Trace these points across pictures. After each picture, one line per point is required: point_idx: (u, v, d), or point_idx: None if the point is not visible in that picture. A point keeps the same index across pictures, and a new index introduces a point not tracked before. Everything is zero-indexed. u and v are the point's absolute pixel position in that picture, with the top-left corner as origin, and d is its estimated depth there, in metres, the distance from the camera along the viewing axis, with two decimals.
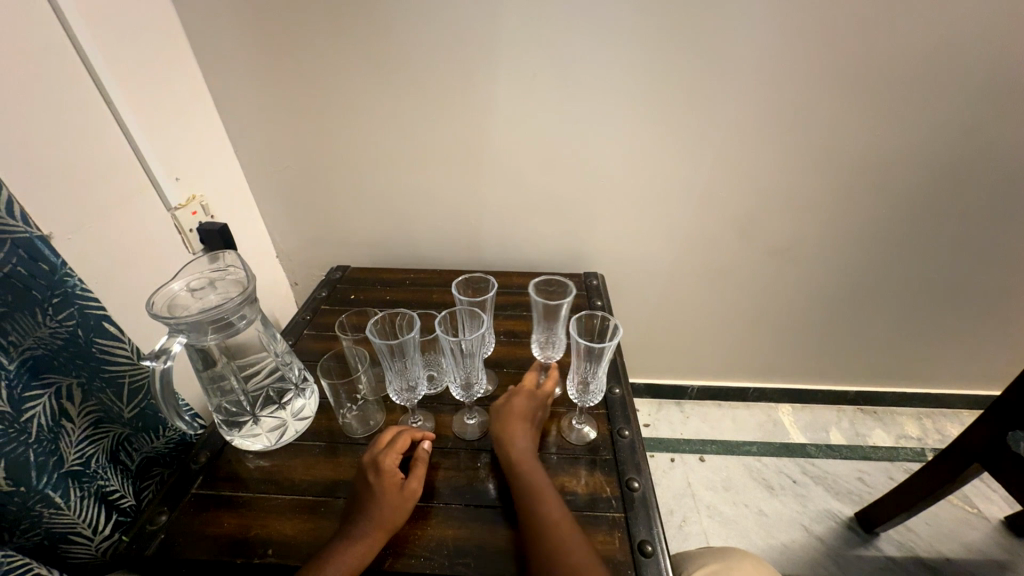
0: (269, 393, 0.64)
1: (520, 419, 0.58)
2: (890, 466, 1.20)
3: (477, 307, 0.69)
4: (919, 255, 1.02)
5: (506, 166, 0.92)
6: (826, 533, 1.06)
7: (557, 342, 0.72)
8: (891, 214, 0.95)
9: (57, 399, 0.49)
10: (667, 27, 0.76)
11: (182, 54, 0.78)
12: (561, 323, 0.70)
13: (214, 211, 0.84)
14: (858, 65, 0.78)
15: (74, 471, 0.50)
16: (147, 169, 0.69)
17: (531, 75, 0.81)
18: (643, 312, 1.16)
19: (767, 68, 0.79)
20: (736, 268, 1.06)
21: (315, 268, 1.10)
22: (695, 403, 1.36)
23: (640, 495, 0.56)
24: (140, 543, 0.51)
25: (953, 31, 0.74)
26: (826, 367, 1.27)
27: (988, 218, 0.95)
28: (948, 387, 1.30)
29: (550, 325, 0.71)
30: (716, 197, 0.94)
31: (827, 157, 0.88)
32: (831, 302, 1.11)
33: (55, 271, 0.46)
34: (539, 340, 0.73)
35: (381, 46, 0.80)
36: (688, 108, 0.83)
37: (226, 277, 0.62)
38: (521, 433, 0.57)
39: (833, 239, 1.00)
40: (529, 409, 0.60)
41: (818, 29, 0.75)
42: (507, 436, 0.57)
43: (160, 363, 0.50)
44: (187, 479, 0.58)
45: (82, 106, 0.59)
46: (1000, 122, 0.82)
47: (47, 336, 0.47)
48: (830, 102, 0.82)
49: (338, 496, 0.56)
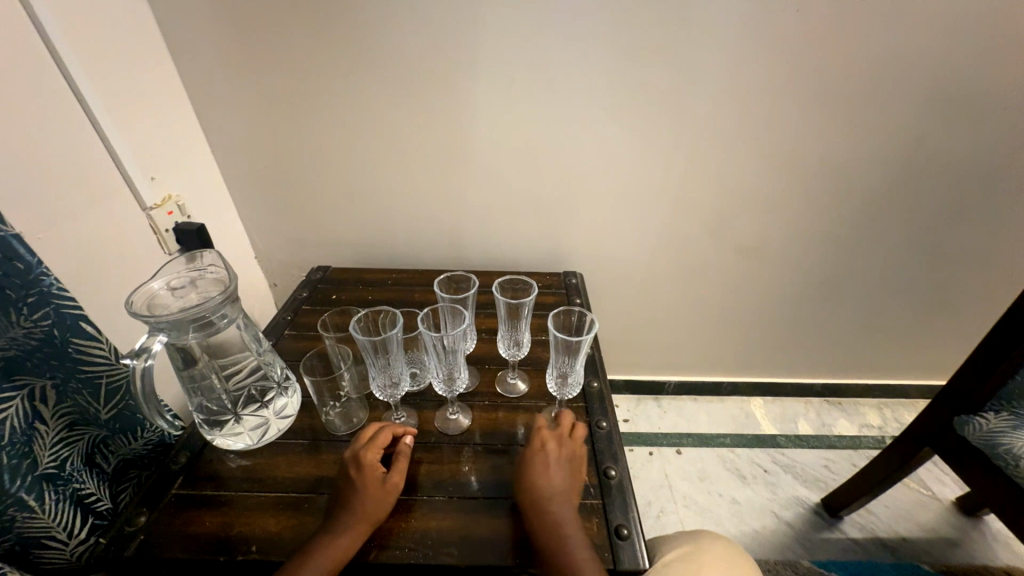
0: (251, 391, 0.64)
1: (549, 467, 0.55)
2: (853, 453, 1.27)
3: (458, 304, 0.71)
4: (875, 254, 1.08)
5: (487, 167, 0.94)
6: (795, 519, 1.11)
7: (523, 341, 0.72)
8: (850, 215, 1.01)
9: (30, 401, 0.48)
10: (639, 36, 0.79)
11: (158, 52, 0.77)
12: (525, 320, 0.71)
13: (191, 211, 0.83)
14: (816, 75, 0.83)
15: (48, 473, 0.49)
16: (122, 168, 0.68)
17: (510, 79, 0.83)
18: (621, 310, 1.19)
19: (733, 76, 0.83)
20: (708, 267, 1.10)
21: (295, 268, 1.09)
22: (672, 398, 1.40)
23: (617, 482, 0.59)
24: (119, 544, 0.51)
25: (900, 44, 0.80)
26: (793, 361, 1.33)
27: (935, 218, 1.02)
28: (904, 378, 1.38)
29: (515, 323, 0.71)
30: (688, 199, 0.99)
31: (789, 161, 0.93)
32: (797, 298, 1.17)
33: (30, 270, 0.45)
34: (506, 340, 0.72)
35: (361, 48, 0.80)
36: (661, 113, 0.87)
37: (206, 275, 0.62)
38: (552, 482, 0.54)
39: (797, 238, 1.05)
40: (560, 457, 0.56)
41: (779, 41, 0.80)
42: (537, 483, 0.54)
43: (140, 361, 0.50)
44: (166, 480, 0.58)
45: (53, 103, 0.58)
46: (943, 129, 0.89)
47: (21, 336, 0.46)
48: (791, 110, 0.87)
49: (321, 492, 0.57)
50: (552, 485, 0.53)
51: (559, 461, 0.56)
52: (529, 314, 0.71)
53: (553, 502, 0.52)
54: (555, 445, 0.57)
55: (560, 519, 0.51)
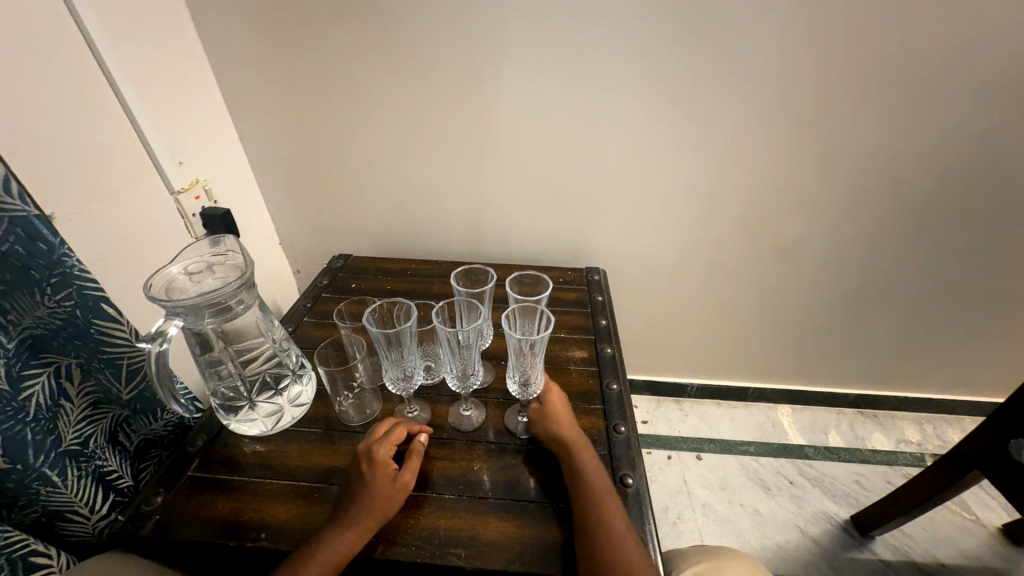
0: (265, 379, 0.63)
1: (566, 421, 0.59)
2: (888, 470, 1.19)
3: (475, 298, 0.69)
4: (926, 260, 1.00)
5: (511, 157, 0.91)
6: (821, 535, 1.05)
7: (534, 381, 0.60)
8: (899, 217, 0.94)
9: (55, 379, 0.50)
10: (679, 18, 0.74)
11: (186, 35, 0.77)
12: (535, 359, 0.58)
13: (217, 196, 0.84)
14: (874, 62, 0.76)
15: (71, 450, 0.51)
16: (150, 154, 0.69)
17: (537, 68, 0.80)
18: (644, 308, 1.15)
19: (780, 64, 0.77)
20: (741, 267, 1.05)
21: (317, 256, 1.10)
22: (694, 402, 1.35)
23: (633, 492, 0.56)
24: (135, 523, 0.52)
25: (972, 30, 0.72)
26: (827, 370, 1.26)
27: (997, 224, 0.93)
28: (950, 393, 1.29)
29: (524, 363, 0.59)
30: (722, 195, 0.93)
31: (837, 157, 0.87)
32: (835, 302, 1.10)
33: (53, 251, 0.46)
34: (513, 378, 0.61)
35: (384, 30, 0.78)
36: (699, 103, 0.82)
37: (225, 261, 0.63)
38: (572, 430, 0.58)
39: (838, 240, 0.98)
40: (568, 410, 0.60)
41: (833, 24, 0.73)
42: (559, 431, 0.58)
43: (155, 345, 0.50)
44: (184, 462, 0.59)
45: (83, 86, 0.58)
46: (1016, 126, 0.80)
47: (45, 316, 0.47)
48: (841, 101, 0.80)
49: (332, 483, 0.56)
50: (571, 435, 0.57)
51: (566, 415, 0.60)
52: (541, 352, 0.58)
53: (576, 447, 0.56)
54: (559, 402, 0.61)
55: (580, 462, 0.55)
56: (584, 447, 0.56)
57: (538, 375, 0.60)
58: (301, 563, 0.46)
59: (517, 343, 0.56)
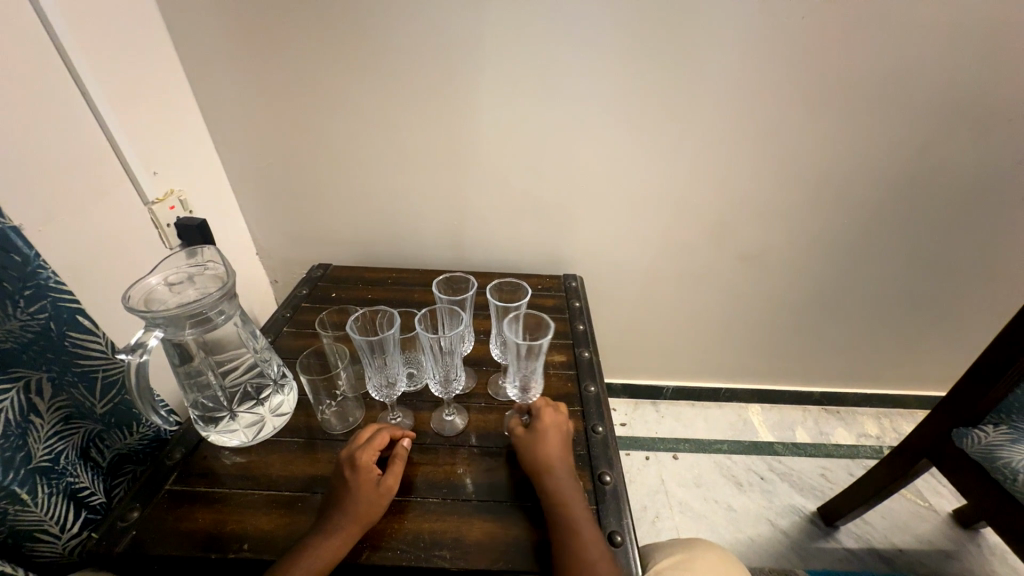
0: (247, 388, 0.64)
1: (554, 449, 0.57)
2: (850, 463, 1.26)
3: (456, 305, 0.70)
4: (876, 264, 1.08)
5: (490, 168, 0.93)
6: (790, 527, 1.11)
7: (534, 385, 0.65)
8: (851, 224, 1.01)
9: (25, 394, 0.48)
10: (646, 38, 0.79)
11: (161, 45, 0.77)
12: (536, 366, 0.63)
13: (192, 206, 0.83)
14: (822, 82, 0.83)
15: (41, 467, 0.49)
16: (125, 164, 0.68)
17: (514, 83, 0.83)
18: (620, 313, 1.19)
19: (738, 83, 0.83)
20: (709, 272, 1.10)
21: (295, 266, 1.09)
22: (670, 403, 1.40)
23: (611, 489, 0.58)
24: (111, 540, 0.51)
25: (905, 55, 0.80)
26: (792, 369, 1.33)
27: (936, 230, 1.02)
28: (903, 388, 1.38)
29: (525, 369, 0.63)
30: (690, 204, 0.98)
31: (793, 169, 0.93)
32: (797, 305, 1.16)
33: (27, 263, 0.45)
34: (513, 384, 0.66)
35: (364, 44, 0.80)
36: (666, 117, 0.87)
37: (205, 271, 0.62)
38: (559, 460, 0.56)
39: (798, 246, 1.05)
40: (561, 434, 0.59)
41: (784, 48, 0.80)
42: (546, 458, 0.56)
43: (135, 357, 0.50)
44: (160, 476, 0.58)
45: (57, 95, 0.58)
46: (946, 141, 0.89)
47: (17, 329, 0.46)
48: (795, 118, 0.87)
49: (314, 492, 0.56)
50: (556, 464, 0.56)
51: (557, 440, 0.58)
52: (542, 360, 0.62)
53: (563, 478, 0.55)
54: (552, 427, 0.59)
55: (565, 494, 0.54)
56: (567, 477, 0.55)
57: (537, 378, 0.64)
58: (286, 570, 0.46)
59: (519, 352, 0.60)
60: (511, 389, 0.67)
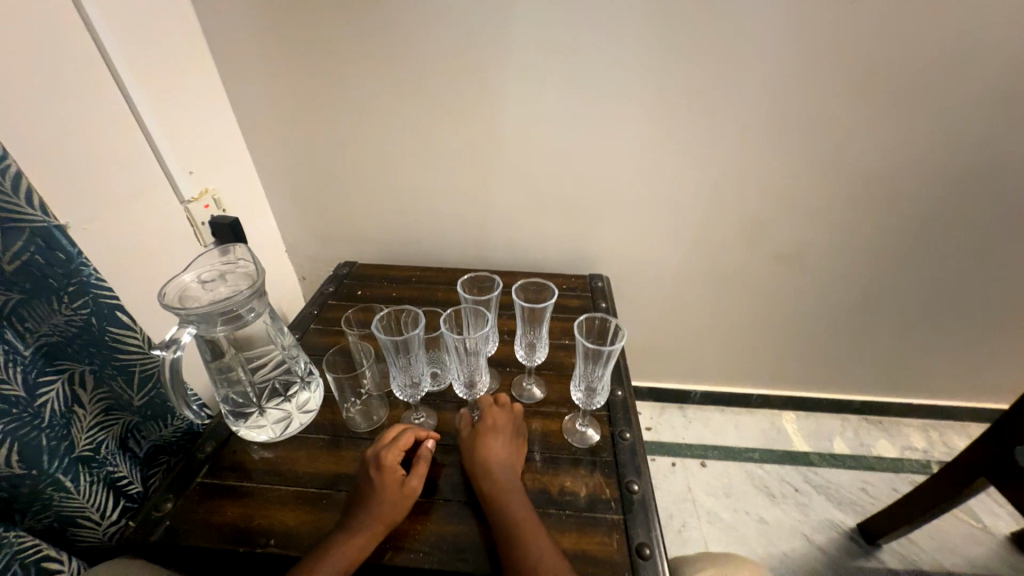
0: (275, 385, 0.64)
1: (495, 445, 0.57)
2: (894, 477, 1.19)
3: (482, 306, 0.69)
4: (927, 267, 1.01)
5: (515, 166, 0.92)
6: (827, 543, 1.05)
7: (599, 389, 0.62)
8: (900, 223, 0.94)
9: (69, 385, 0.50)
10: (678, 29, 0.76)
11: (196, 48, 0.79)
12: (602, 370, 0.59)
13: (225, 205, 0.85)
14: (871, 71, 0.77)
15: (84, 456, 0.51)
16: (162, 164, 0.70)
17: (541, 78, 0.82)
18: (647, 315, 1.15)
19: (778, 74, 0.79)
20: (743, 273, 1.05)
21: (322, 263, 1.11)
22: (698, 409, 1.35)
23: (639, 498, 0.56)
24: (146, 529, 0.53)
25: (967, 40, 0.73)
26: (831, 376, 1.26)
27: (997, 230, 0.94)
28: (954, 400, 1.28)
29: (590, 371, 0.60)
30: (723, 202, 0.94)
31: (837, 164, 0.88)
32: (838, 309, 1.10)
33: (70, 261, 0.47)
34: (577, 387, 0.63)
35: (389, 42, 0.80)
36: (699, 112, 0.83)
37: (236, 269, 0.64)
38: (501, 456, 0.56)
39: (840, 247, 0.99)
40: (508, 431, 0.58)
41: (831, 35, 0.75)
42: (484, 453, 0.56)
43: (169, 352, 0.51)
44: (192, 468, 0.59)
45: (98, 99, 0.60)
46: (1013, 133, 0.81)
47: (62, 323, 0.48)
48: (840, 111, 0.82)
49: (339, 489, 0.57)
50: (496, 457, 0.55)
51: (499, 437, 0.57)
52: (610, 365, 0.58)
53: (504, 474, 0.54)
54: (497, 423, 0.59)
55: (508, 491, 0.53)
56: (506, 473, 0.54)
57: (603, 385, 0.61)
58: (309, 568, 0.46)
59: (590, 353, 0.58)
60: (574, 392, 0.64)
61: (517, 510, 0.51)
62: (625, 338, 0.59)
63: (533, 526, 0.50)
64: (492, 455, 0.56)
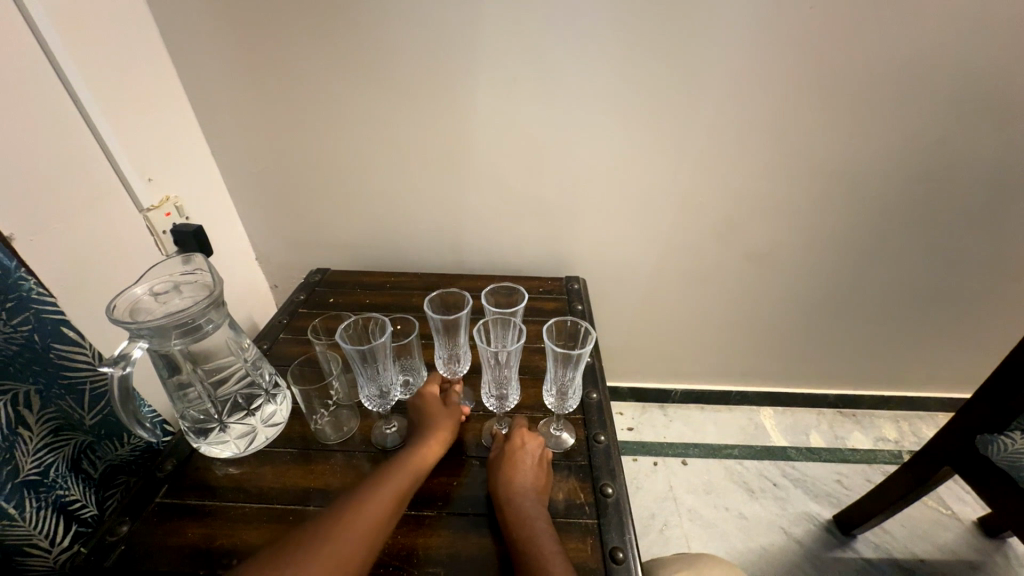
0: (237, 399, 0.62)
1: (520, 472, 0.55)
2: (867, 468, 1.22)
3: (449, 322, 0.64)
4: (892, 263, 1.04)
5: (488, 169, 0.92)
6: (805, 535, 1.07)
7: (570, 393, 0.62)
8: (865, 221, 0.97)
9: (12, 407, 0.47)
10: (647, 32, 0.77)
11: (155, 51, 0.76)
12: (574, 372, 0.59)
13: (188, 212, 0.82)
14: (832, 74, 0.80)
15: (30, 481, 0.48)
16: (119, 172, 0.68)
17: (511, 82, 0.82)
18: (624, 315, 1.16)
19: (744, 76, 0.80)
20: (716, 272, 1.07)
21: (295, 270, 1.08)
22: (678, 407, 1.36)
23: (613, 501, 0.56)
24: (100, 554, 0.50)
25: (921, 44, 0.76)
26: (805, 371, 1.28)
27: (955, 226, 0.97)
28: (921, 391, 1.33)
29: (563, 375, 0.60)
30: (694, 202, 0.95)
31: (803, 164, 0.90)
32: (809, 305, 1.12)
33: (8, 275, 0.45)
34: (549, 392, 0.62)
35: (357, 45, 0.79)
36: (669, 113, 0.84)
37: (193, 280, 0.61)
38: (526, 483, 0.54)
39: (809, 244, 1.01)
40: (535, 458, 0.57)
41: (793, 38, 0.76)
42: (508, 479, 0.54)
43: (118, 369, 0.49)
44: (152, 489, 0.57)
45: (48, 104, 0.57)
46: (965, 133, 0.85)
47: (1, 341, 0.45)
48: (804, 111, 0.83)
49: (308, 504, 0.55)
50: (522, 484, 0.54)
51: (527, 462, 0.56)
52: (582, 366, 0.58)
53: (526, 500, 0.52)
54: (527, 449, 0.57)
55: (532, 520, 0.51)
56: (530, 501, 0.52)
57: (575, 389, 0.61)
58: (336, 538, 0.44)
59: (561, 357, 0.57)
60: (547, 398, 0.63)
61: (536, 526, 0.50)
62: (594, 340, 0.59)
63: (552, 544, 0.48)
64: (517, 482, 0.54)
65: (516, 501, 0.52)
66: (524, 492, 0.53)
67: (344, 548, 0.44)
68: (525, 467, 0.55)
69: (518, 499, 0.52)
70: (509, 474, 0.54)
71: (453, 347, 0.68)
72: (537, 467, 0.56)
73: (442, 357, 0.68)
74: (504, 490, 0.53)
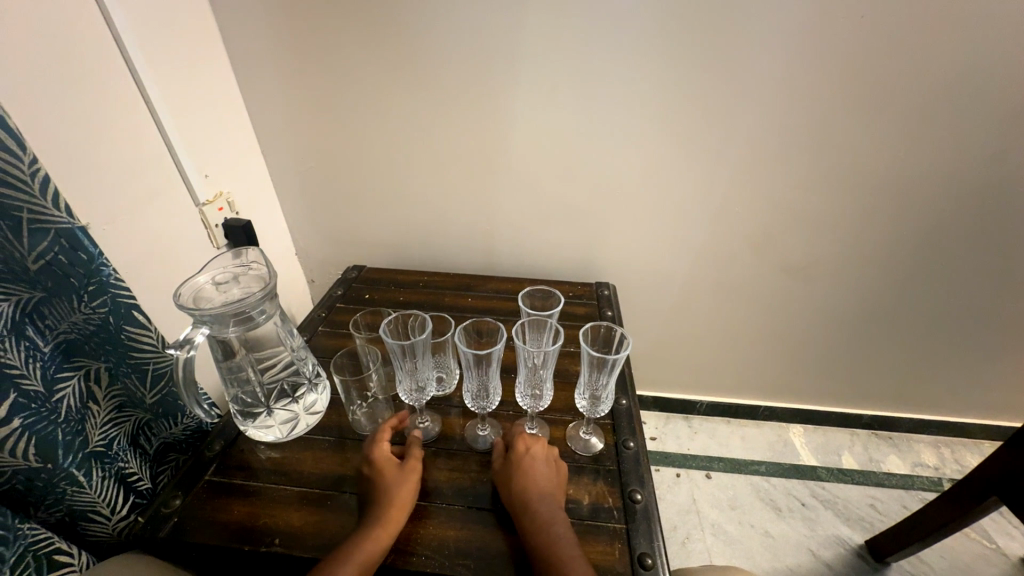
0: (283, 386, 0.66)
1: (533, 479, 0.55)
2: (904, 494, 1.17)
3: (482, 360, 0.57)
4: (938, 281, 1.00)
5: (522, 173, 0.93)
6: (834, 559, 1.03)
7: (604, 397, 0.62)
8: (910, 236, 0.94)
9: (85, 382, 0.52)
10: (686, 41, 0.77)
11: (216, 55, 0.81)
12: (609, 377, 0.59)
13: (238, 207, 0.87)
14: (879, 84, 0.78)
15: (97, 451, 0.52)
16: (180, 168, 0.72)
17: (549, 88, 0.83)
18: (652, 323, 1.15)
19: (786, 85, 0.79)
20: (749, 283, 1.05)
21: (332, 266, 1.12)
22: (703, 419, 1.34)
23: (642, 507, 0.56)
24: (154, 524, 0.54)
25: (977, 56, 0.74)
26: (839, 389, 1.24)
27: (1009, 245, 0.93)
28: (965, 416, 1.26)
29: (597, 378, 0.60)
30: (730, 212, 0.94)
31: (846, 177, 0.88)
32: (846, 321, 1.09)
33: (92, 260, 0.48)
34: (581, 395, 0.63)
35: (401, 51, 0.82)
36: (706, 122, 0.84)
37: (249, 272, 0.65)
38: (542, 490, 0.54)
39: (848, 258, 0.98)
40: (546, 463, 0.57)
41: (838, 48, 0.75)
42: (522, 486, 0.54)
43: (183, 352, 0.52)
44: (201, 467, 0.60)
45: (123, 105, 0.62)
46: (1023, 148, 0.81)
47: (80, 321, 0.49)
48: (848, 123, 0.82)
49: (343, 491, 0.57)
50: (538, 490, 0.54)
51: (541, 470, 0.56)
52: (618, 371, 0.58)
53: (544, 506, 0.52)
54: (538, 456, 0.57)
55: (551, 526, 0.51)
56: (545, 508, 0.52)
57: (608, 394, 0.62)
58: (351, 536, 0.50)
59: (598, 361, 0.57)
60: (579, 401, 0.63)
61: (555, 530, 0.50)
62: (631, 345, 0.59)
63: (572, 546, 0.49)
64: (532, 489, 0.54)
65: (533, 508, 0.52)
66: (539, 500, 0.53)
67: (373, 547, 0.49)
68: (538, 474, 0.55)
69: (535, 505, 0.52)
70: (522, 482, 0.54)
71: (484, 380, 0.61)
72: (551, 474, 0.56)
73: (471, 390, 0.62)
74: (519, 498, 0.53)
